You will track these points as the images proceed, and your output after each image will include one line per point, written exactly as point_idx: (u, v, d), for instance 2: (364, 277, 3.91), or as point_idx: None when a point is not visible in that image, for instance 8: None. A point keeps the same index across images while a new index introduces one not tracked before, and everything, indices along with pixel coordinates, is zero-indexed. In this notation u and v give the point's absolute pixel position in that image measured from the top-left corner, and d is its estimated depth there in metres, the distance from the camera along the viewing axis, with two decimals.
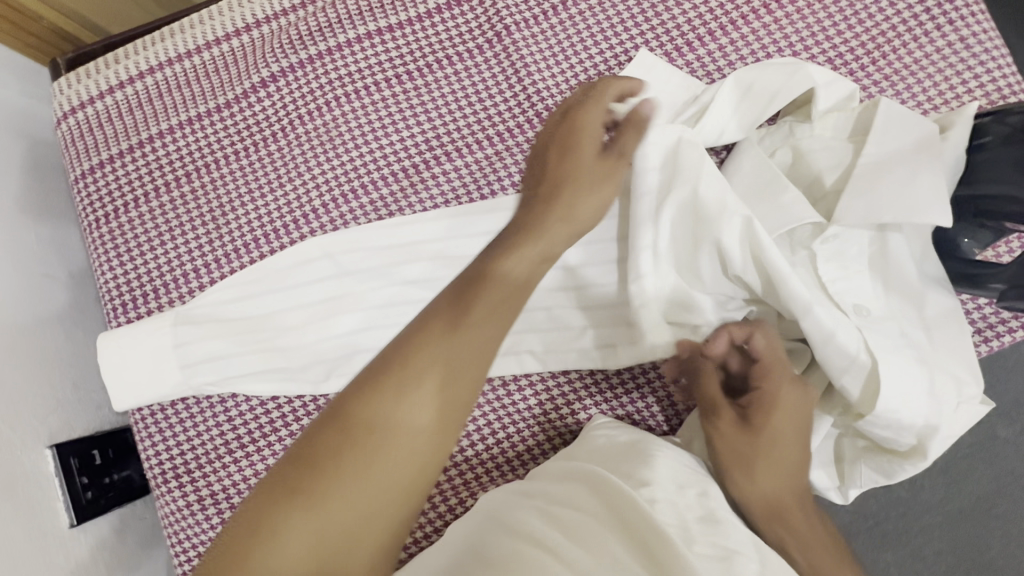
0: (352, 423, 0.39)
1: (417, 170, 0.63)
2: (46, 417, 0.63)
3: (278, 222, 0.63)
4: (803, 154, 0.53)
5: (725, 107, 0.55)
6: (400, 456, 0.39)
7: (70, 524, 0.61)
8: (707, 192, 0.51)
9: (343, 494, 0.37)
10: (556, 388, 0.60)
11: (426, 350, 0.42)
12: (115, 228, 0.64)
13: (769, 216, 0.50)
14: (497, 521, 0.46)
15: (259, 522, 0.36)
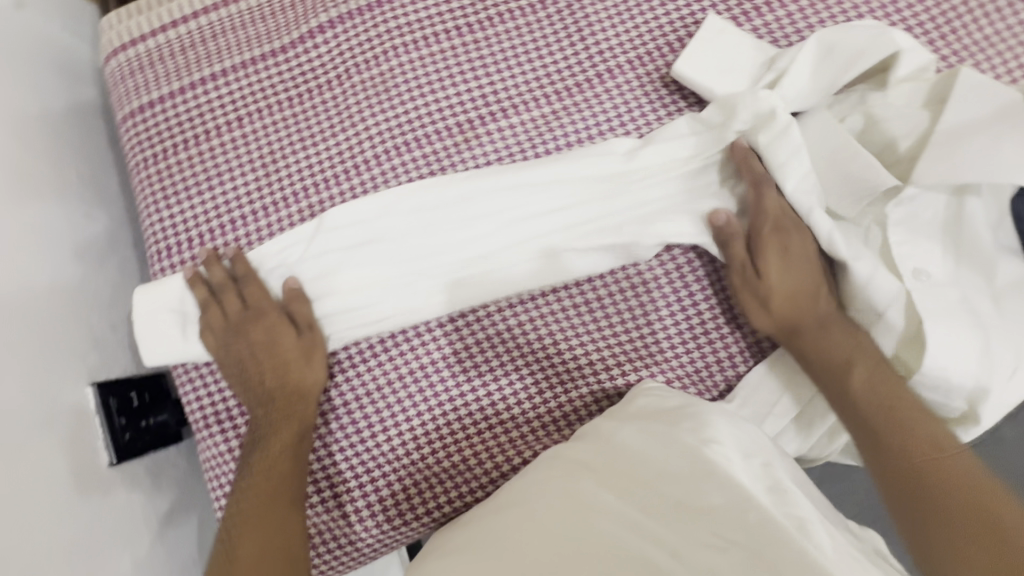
0: (261, 424, 0.57)
1: (472, 125, 0.62)
2: (85, 355, 0.63)
3: (328, 171, 0.62)
4: (876, 120, 0.53)
5: (804, 72, 0.55)
6: (292, 460, 0.56)
7: (110, 463, 0.61)
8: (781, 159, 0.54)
9: (275, 478, 0.55)
10: (606, 352, 0.58)
11: (296, 373, 0.56)
12: (160, 169, 0.63)
13: (842, 186, 0.53)
14: (560, 488, 0.47)
15: (256, 526, 0.53)
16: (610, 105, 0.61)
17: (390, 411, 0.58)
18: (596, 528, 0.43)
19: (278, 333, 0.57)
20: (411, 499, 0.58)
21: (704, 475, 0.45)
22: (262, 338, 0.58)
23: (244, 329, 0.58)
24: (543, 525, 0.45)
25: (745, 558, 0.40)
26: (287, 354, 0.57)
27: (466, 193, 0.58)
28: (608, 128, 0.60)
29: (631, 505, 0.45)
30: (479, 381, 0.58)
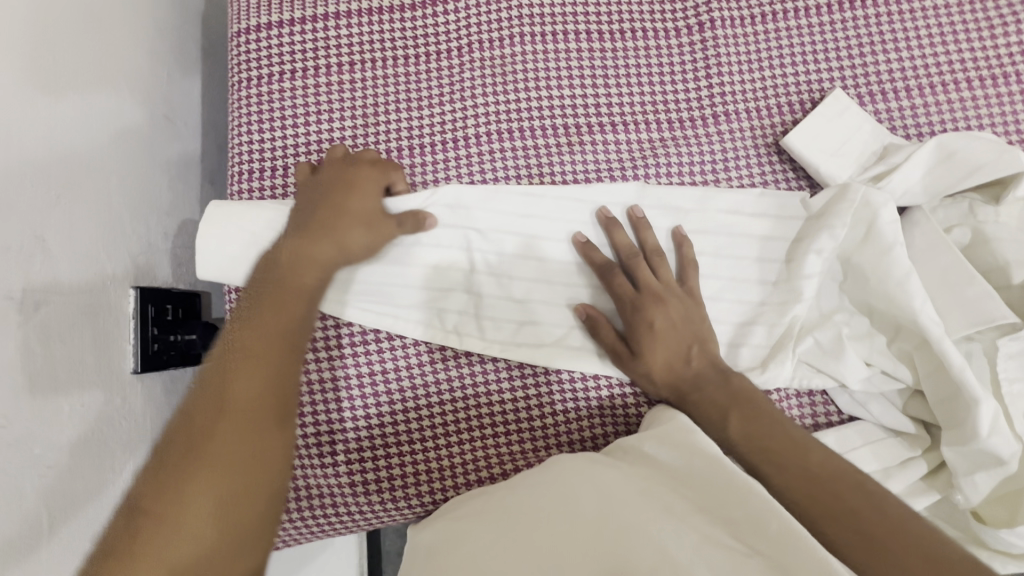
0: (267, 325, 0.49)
1: (578, 131, 0.61)
2: (134, 257, 0.61)
3: (427, 137, 0.61)
4: (988, 241, 0.54)
5: (917, 168, 0.55)
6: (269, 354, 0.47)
7: (133, 370, 0.59)
8: (885, 265, 0.53)
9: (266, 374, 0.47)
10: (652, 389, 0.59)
11: (349, 226, 0.54)
12: (257, 93, 0.61)
13: (947, 304, 0.53)
14: (571, 483, 0.46)
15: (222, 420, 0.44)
16: (718, 148, 0.60)
17: (428, 392, 0.58)
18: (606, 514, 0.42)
19: (371, 196, 0.55)
20: (424, 482, 0.58)
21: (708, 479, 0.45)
22: (355, 177, 0.55)
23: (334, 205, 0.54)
24: (548, 503, 0.44)
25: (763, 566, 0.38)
26: (346, 186, 0.54)
27: (554, 212, 0.59)
28: (710, 169, 0.60)
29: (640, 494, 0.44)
30: (519, 387, 0.59)
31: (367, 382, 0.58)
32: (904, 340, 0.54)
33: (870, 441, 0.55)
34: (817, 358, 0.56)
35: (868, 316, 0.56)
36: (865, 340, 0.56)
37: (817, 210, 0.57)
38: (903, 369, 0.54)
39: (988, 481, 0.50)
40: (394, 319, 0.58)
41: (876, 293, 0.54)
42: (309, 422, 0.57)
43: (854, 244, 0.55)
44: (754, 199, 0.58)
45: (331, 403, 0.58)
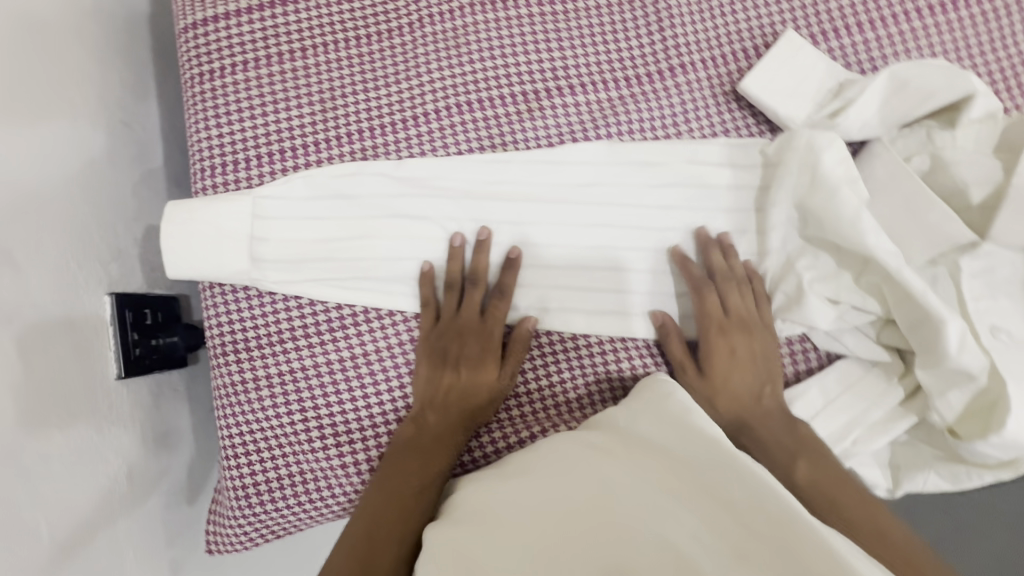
0: (411, 431, 0.57)
1: (537, 97, 0.61)
2: (106, 265, 0.61)
3: (387, 118, 0.60)
4: (944, 164, 0.54)
5: (872, 101, 0.55)
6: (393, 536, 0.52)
7: (117, 376, 0.59)
8: (838, 211, 0.53)
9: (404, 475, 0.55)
10: (632, 346, 0.59)
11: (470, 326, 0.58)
12: (212, 88, 0.60)
13: (906, 233, 0.54)
14: (575, 473, 0.48)
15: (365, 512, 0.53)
16: (678, 100, 0.60)
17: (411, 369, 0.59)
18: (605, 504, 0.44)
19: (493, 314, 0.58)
20: None
21: (718, 476, 0.44)
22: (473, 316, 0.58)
23: (459, 329, 0.58)
24: (553, 497, 0.46)
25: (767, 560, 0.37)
26: (466, 322, 0.58)
27: (523, 176, 0.59)
28: (672, 122, 0.60)
29: (644, 497, 0.44)
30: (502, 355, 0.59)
31: (348, 364, 0.58)
32: (871, 274, 0.54)
33: (845, 378, 0.57)
34: (783, 306, 0.58)
35: (834, 254, 0.56)
36: (833, 280, 0.56)
37: (772, 160, 0.58)
38: (872, 301, 0.55)
39: (960, 399, 0.51)
40: (378, 295, 0.58)
41: (836, 236, 0.54)
42: (297, 409, 0.58)
43: (806, 189, 0.55)
44: (718, 149, 0.59)
45: (315, 389, 0.58)
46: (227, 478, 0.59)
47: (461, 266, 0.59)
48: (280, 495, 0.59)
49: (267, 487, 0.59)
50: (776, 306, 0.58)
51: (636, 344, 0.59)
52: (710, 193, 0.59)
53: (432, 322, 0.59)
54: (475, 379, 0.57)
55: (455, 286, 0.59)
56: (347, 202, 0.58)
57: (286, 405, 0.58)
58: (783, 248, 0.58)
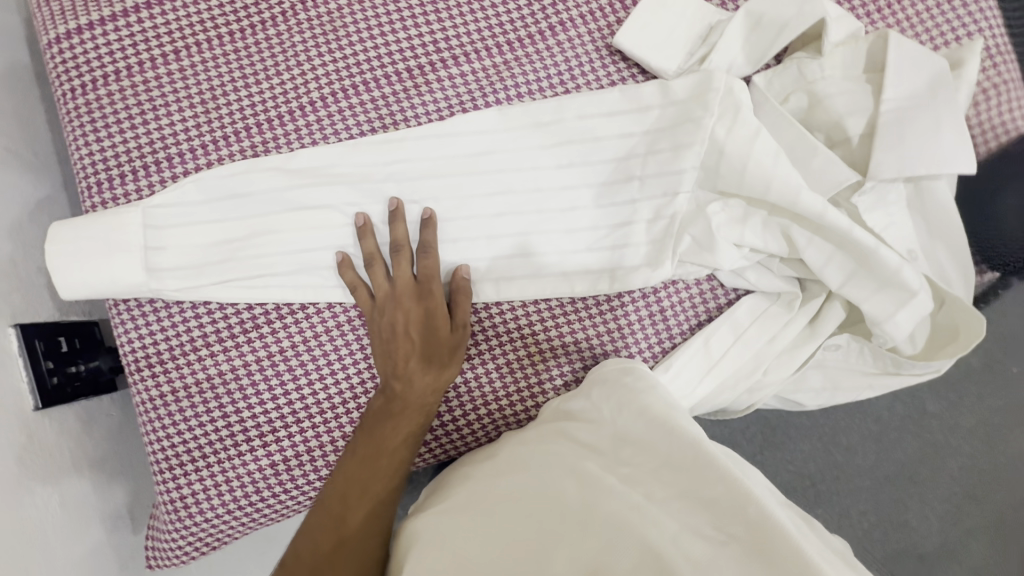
0: (382, 407, 0.56)
1: (422, 72, 0.61)
2: (9, 296, 0.59)
3: (272, 112, 0.60)
4: (819, 99, 0.54)
5: (733, 42, 0.55)
6: (359, 532, 0.55)
7: (35, 408, 0.58)
8: (755, 156, 0.51)
9: (386, 457, 0.56)
10: (542, 308, 0.60)
11: (408, 299, 0.57)
12: (91, 102, 0.59)
13: (807, 171, 0.52)
14: (558, 468, 0.49)
15: (349, 516, 0.55)
16: (562, 58, 0.60)
17: (332, 364, 0.59)
18: (584, 503, 0.45)
19: (434, 277, 0.58)
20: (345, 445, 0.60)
21: (705, 471, 0.43)
22: (408, 287, 0.57)
23: (399, 299, 0.57)
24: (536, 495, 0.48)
25: (744, 561, 0.37)
26: (402, 293, 0.57)
27: (417, 152, 0.59)
28: (558, 81, 0.60)
29: (633, 493, 0.45)
30: None
31: (265, 363, 0.58)
32: (782, 214, 0.53)
33: (756, 316, 0.58)
34: (694, 255, 0.55)
35: (742, 197, 0.54)
36: (740, 223, 0.54)
37: (678, 99, 0.55)
38: (774, 243, 0.53)
39: (836, 315, 0.56)
40: (285, 291, 0.58)
41: (747, 181, 0.51)
42: (220, 414, 0.58)
43: (725, 129, 0.52)
44: (611, 96, 0.57)
45: (236, 392, 0.58)
46: (160, 492, 0.60)
47: (374, 242, 0.58)
48: (216, 500, 0.59)
49: (203, 494, 0.59)
50: (684, 250, 0.56)
51: (548, 306, 0.60)
52: (604, 150, 0.58)
53: (370, 304, 0.57)
54: (432, 339, 0.57)
55: (377, 261, 0.58)
56: (241, 202, 0.58)
57: (209, 411, 0.58)
58: (692, 195, 0.55)
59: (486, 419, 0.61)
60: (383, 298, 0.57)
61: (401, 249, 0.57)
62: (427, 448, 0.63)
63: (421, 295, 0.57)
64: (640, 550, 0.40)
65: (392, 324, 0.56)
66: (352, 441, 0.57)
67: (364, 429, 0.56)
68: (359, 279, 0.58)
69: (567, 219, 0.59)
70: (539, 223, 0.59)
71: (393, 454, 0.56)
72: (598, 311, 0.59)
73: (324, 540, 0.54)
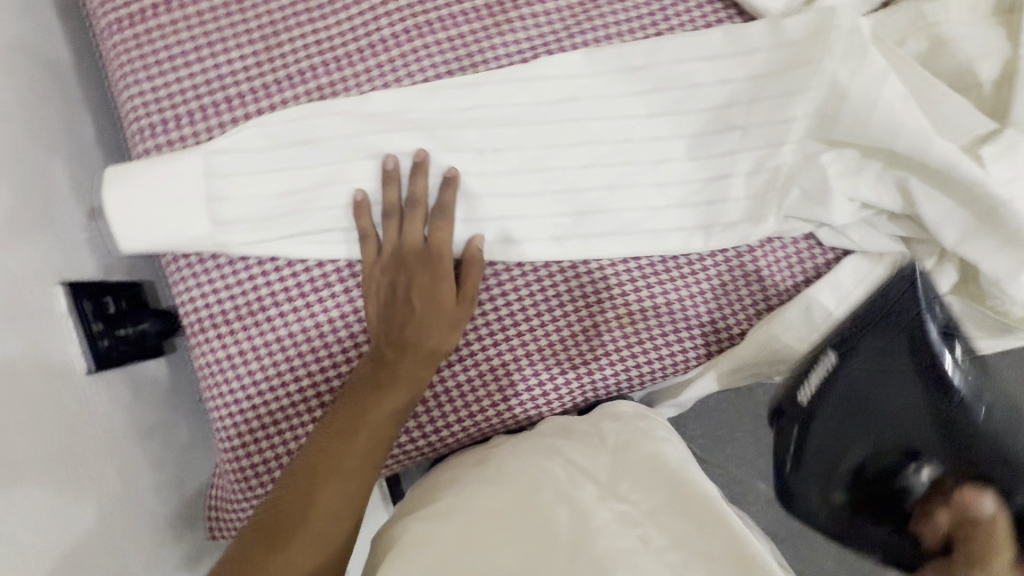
0: (370, 374, 0.52)
1: (503, 9, 0.56)
2: (51, 253, 0.54)
3: (339, 52, 0.55)
4: (944, 42, 0.50)
5: None
6: (305, 524, 0.49)
7: (88, 371, 0.54)
8: (884, 100, 0.47)
9: (367, 429, 0.51)
10: (597, 270, 0.57)
11: (411, 263, 0.53)
12: (138, 37, 0.53)
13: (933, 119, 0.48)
14: (551, 492, 0.47)
15: (293, 503, 0.49)
16: None
17: (337, 331, 0.55)
18: (580, 539, 0.44)
19: (440, 240, 0.53)
20: (422, 412, 0.57)
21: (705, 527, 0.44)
22: (415, 248, 0.53)
23: (401, 259, 0.53)
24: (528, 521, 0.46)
25: None
26: (406, 255, 0.53)
27: (499, 97, 0.55)
28: (651, 22, 0.56)
29: (629, 534, 0.44)
30: (499, 294, 0.56)
31: (339, 325, 0.55)
32: (901, 165, 0.49)
33: (861, 280, 0.54)
34: (803, 209, 0.52)
35: (858, 147, 0.50)
36: (854, 176, 0.51)
37: (792, 40, 0.51)
38: (891, 198, 0.50)
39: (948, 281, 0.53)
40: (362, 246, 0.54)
41: (871, 129, 0.48)
42: (290, 378, 0.55)
43: (849, 72, 0.48)
44: (715, 38, 0.53)
45: (306, 356, 0.55)
46: (225, 460, 0.56)
47: (397, 193, 0.54)
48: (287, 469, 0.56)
49: (272, 463, 0.56)
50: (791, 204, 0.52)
51: (637, 268, 0.56)
52: (704, 97, 0.54)
53: (373, 260, 0.53)
54: (432, 309, 0.52)
55: (395, 215, 0.54)
56: (311, 149, 0.53)
57: (278, 376, 0.55)
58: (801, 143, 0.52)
59: (572, 387, 0.57)
60: (384, 256, 0.53)
61: (412, 207, 0.54)
62: (415, 423, 0.57)
63: (426, 259, 0.53)
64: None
65: (391, 286, 0.53)
66: (331, 413, 0.52)
67: (341, 404, 0.52)
68: (373, 229, 0.53)
69: (661, 172, 0.55)
70: (628, 176, 0.55)
71: (377, 426, 0.52)
72: (694, 271, 0.56)
73: (282, 516, 0.49)
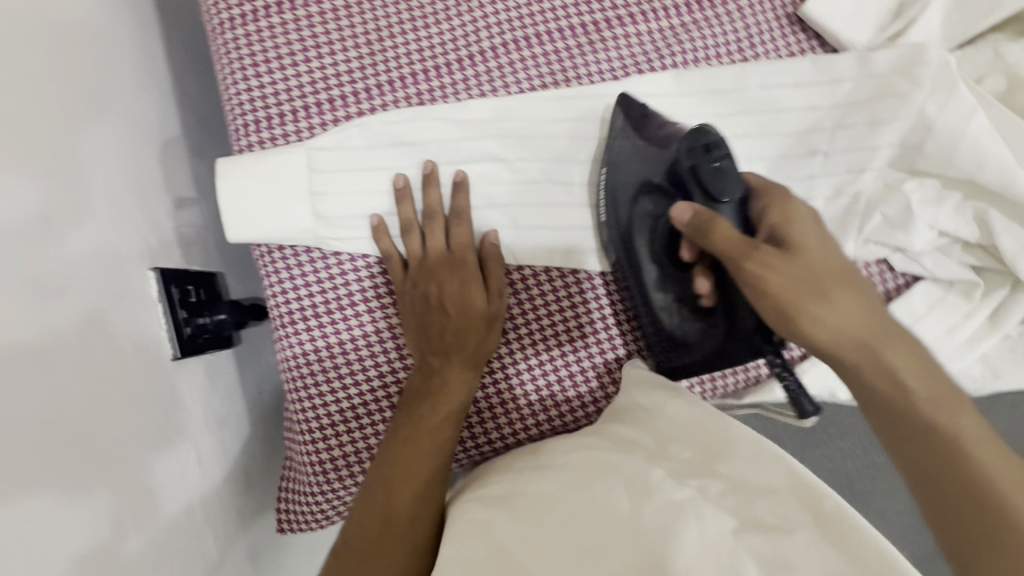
0: (421, 385, 0.52)
1: (596, 28, 0.58)
2: (146, 239, 0.55)
3: (439, 59, 0.56)
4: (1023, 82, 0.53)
5: (934, 17, 0.55)
6: (394, 530, 0.50)
7: (173, 357, 0.54)
8: (970, 134, 0.50)
9: (428, 437, 0.51)
10: (616, 292, 0.58)
11: (444, 274, 0.54)
12: (248, 35, 0.55)
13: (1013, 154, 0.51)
14: (593, 474, 0.44)
15: (377, 516, 0.50)
16: (743, 25, 0.58)
17: None
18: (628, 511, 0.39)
19: (464, 248, 0.55)
20: (500, 416, 0.57)
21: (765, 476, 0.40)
22: (444, 258, 0.54)
23: (433, 270, 0.54)
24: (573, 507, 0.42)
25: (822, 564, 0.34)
26: (439, 266, 0.54)
27: (591, 110, 0.57)
28: (738, 48, 0.58)
29: (679, 490, 0.40)
30: (581, 304, 0.57)
31: None
32: (979, 196, 0.52)
33: (933, 306, 0.55)
34: (886, 234, 0.53)
35: (939, 178, 0.53)
36: (936, 204, 0.52)
37: (880, 72, 0.53)
38: (968, 227, 0.52)
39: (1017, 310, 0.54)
40: None
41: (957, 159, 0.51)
42: (374, 374, 0.56)
43: (937, 107, 0.51)
44: (803, 67, 0.55)
45: (391, 352, 0.56)
46: (304, 452, 0.56)
47: (412, 208, 0.55)
48: (364, 464, 0.57)
49: (350, 457, 0.56)
50: (872, 229, 0.53)
51: None
52: (790, 122, 0.56)
53: (403, 275, 0.54)
54: (466, 314, 0.53)
55: (415, 228, 0.55)
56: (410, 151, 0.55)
57: (363, 371, 0.55)
58: (882, 171, 0.54)
59: None
60: (417, 269, 0.54)
61: (433, 218, 0.55)
62: (482, 428, 0.58)
63: (456, 267, 0.54)
64: (693, 555, 0.35)
65: (424, 297, 0.53)
66: (392, 424, 0.53)
67: (398, 415, 0.52)
68: (393, 247, 0.54)
69: None
70: None
71: (437, 434, 0.52)
72: None
73: (368, 526, 0.50)
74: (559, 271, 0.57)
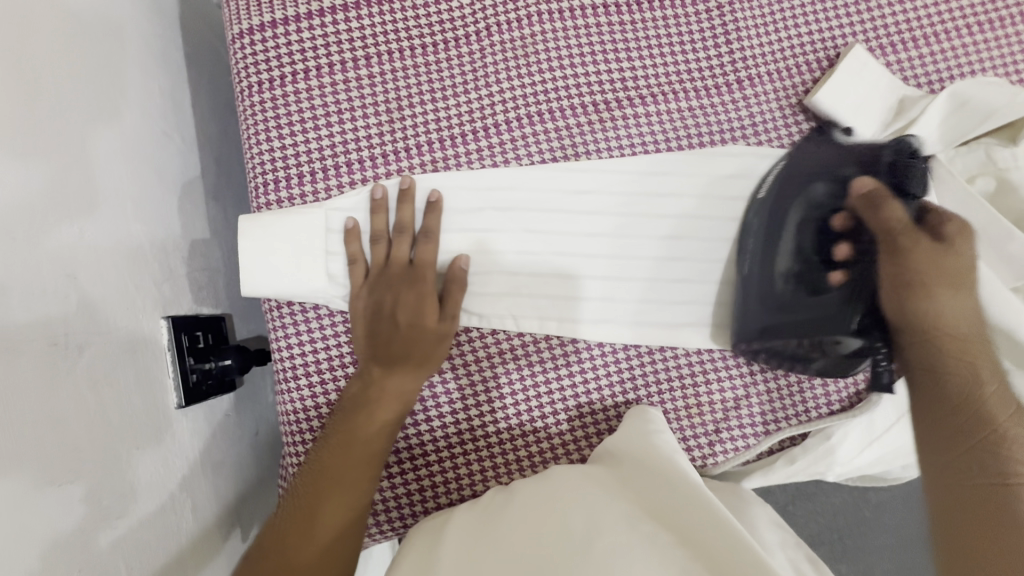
0: (357, 395, 0.53)
1: (608, 107, 0.61)
2: (161, 287, 0.57)
3: (456, 129, 0.59)
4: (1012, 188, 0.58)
5: (934, 119, 0.59)
6: (311, 535, 0.50)
7: (178, 405, 0.56)
8: None
9: (362, 446, 0.52)
10: (613, 361, 0.59)
11: (398, 287, 0.55)
12: (274, 99, 0.57)
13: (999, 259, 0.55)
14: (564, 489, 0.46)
15: (301, 520, 0.51)
16: (747, 113, 0.61)
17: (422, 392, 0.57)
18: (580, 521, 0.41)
19: (426, 262, 0.56)
20: (490, 477, 0.58)
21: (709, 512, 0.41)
22: (402, 271, 0.56)
23: (389, 281, 0.55)
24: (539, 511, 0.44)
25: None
26: (395, 277, 0.55)
27: (597, 184, 0.59)
28: (742, 134, 0.61)
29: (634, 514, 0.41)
30: (577, 373, 0.58)
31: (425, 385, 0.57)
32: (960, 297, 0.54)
33: None
34: None
35: None
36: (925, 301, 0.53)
37: None
38: None
39: None
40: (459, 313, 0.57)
41: None
42: None
43: None
44: None
45: None
46: None
47: (384, 220, 0.56)
48: None
49: None
50: None
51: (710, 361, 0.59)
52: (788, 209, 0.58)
53: (362, 282, 0.55)
54: (411, 328, 0.54)
55: (383, 240, 0.56)
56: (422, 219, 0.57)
57: None
58: None
59: None
60: (375, 277, 0.56)
61: (401, 232, 0.56)
62: (468, 484, 0.58)
63: (413, 281, 0.55)
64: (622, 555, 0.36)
65: (379, 305, 0.55)
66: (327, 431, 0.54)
67: (335, 426, 0.53)
68: (360, 253, 0.56)
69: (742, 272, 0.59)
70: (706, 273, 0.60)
71: (369, 445, 0.53)
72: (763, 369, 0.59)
73: (291, 529, 0.51)
74: (558, 338, 0.58)
